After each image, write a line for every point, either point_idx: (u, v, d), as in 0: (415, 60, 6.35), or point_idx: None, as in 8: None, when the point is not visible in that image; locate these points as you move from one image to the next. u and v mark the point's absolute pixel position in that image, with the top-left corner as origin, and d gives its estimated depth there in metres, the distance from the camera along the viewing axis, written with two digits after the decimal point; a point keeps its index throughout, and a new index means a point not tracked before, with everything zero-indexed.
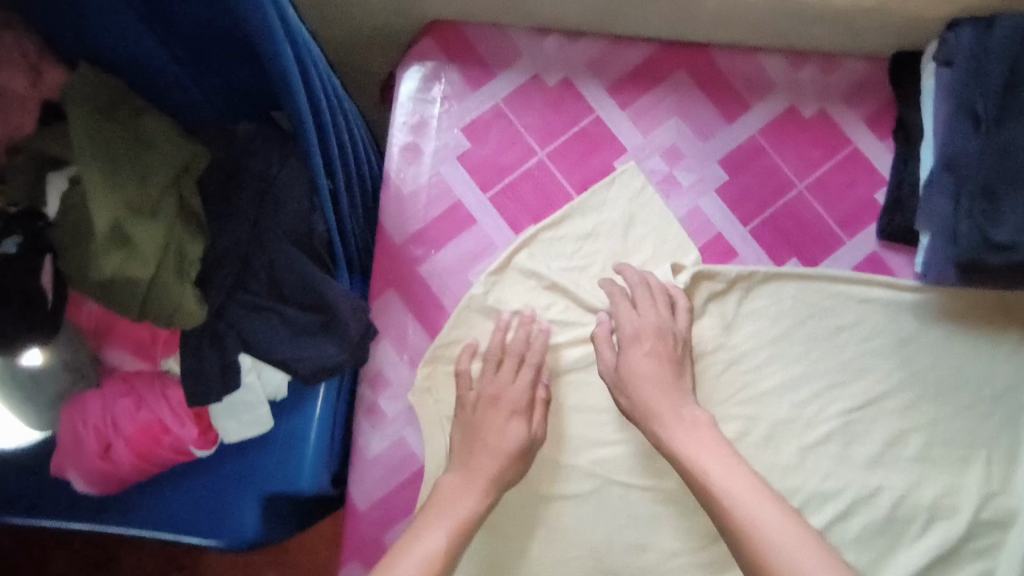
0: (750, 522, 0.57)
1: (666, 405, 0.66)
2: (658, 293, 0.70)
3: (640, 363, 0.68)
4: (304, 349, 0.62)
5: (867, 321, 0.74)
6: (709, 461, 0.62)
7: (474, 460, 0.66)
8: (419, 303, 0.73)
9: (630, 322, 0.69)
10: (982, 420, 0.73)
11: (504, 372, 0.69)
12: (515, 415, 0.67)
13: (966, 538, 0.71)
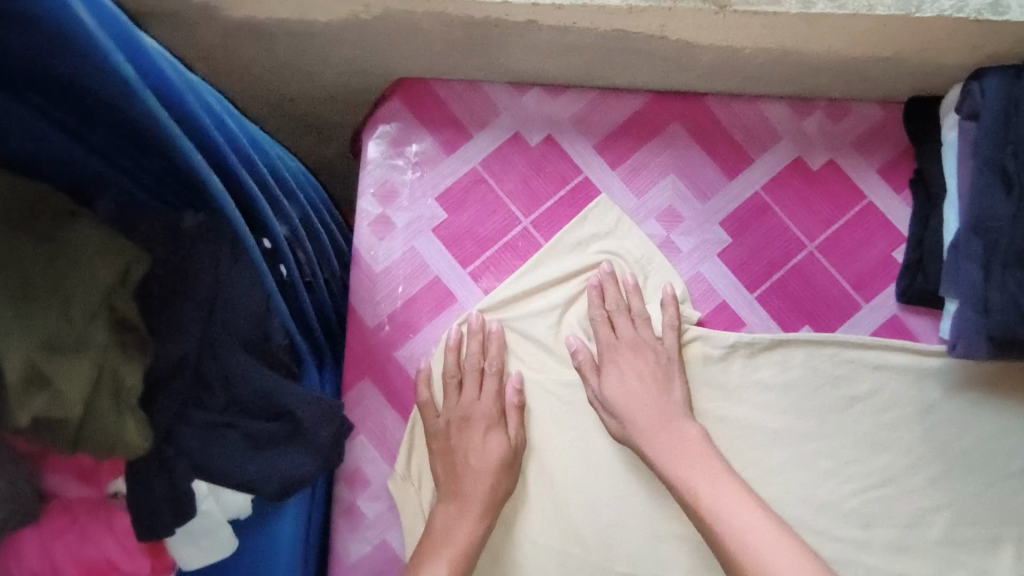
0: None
1: (653, 428, 0.63)
2: (636, 311, 0.66)
3: (621, 388, 0.64)
4: (265, 467, 0.56)
5: (883, 390, 0.66)
6: (716, 498, 0.59)
7: (463, 537, 0.60)
8: (395, 392, 0.67)
9: (608, 343, 0.66)
10: (1012, 494, 0.64)
11: (485, 466, 0.62)
12: (491, 429, 0.63)
13: None
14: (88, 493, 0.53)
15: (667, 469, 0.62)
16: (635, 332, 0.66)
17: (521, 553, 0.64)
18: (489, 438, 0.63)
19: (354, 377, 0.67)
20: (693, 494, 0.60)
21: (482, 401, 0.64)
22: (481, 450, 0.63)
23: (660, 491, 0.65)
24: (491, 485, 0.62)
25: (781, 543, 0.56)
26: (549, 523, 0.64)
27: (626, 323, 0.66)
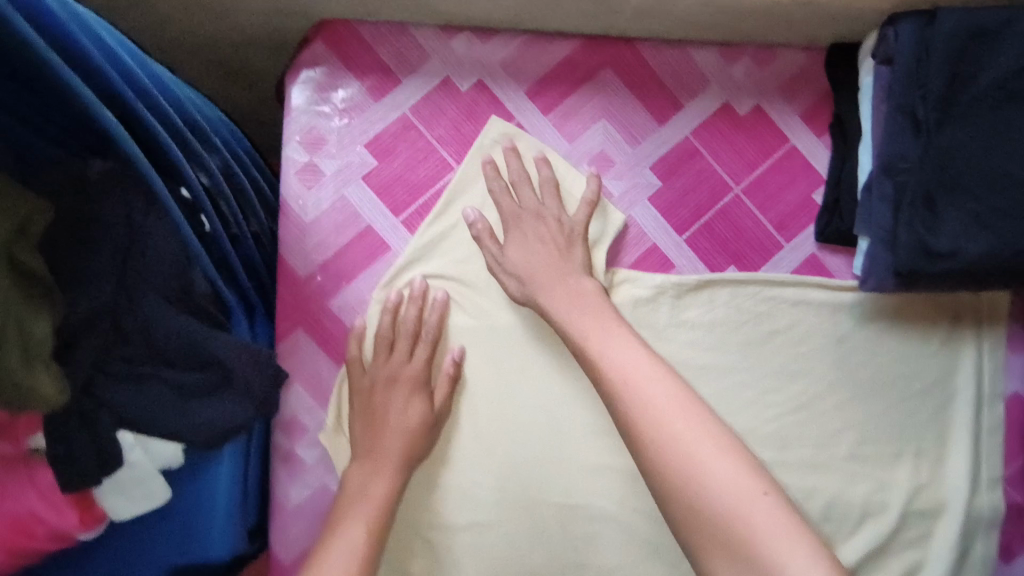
0: (654, 415, 0.55)
1: (557, 293, 0.64)
2: (544, 186, 0.67)
3: (520, 254, 0.65)
4: (181, 419, 0.54)
5: (800, 324, 0.70)
6: (607, 349, 0.60)
7: (378, 492, 0.61)
8: (329, 339, 0.66)
9: (510, 212, 0.67)
10: (911, 412, 0.70)
11: (414, 417, 0.63)
12: (416, 392, 0.64)
13: (898, 530, 0.69)
14: (9, 446, 0.52)
15: (565, 327, 0.62)
16: (538, 204, 0.67)
17: (464, 484, 0.67)
18: (407, 399, 0.64)
19: (288, 327, 0.66)
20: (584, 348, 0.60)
21: (412, 364, 0.65)
22: (401, 408, 0.64)
23: (594, 424, 0.68)
24: (408, 442, 0.63)
25: (663, 387, 0.57)
26: (482, 453, 0.68)
27: (529, 193, 0.67)
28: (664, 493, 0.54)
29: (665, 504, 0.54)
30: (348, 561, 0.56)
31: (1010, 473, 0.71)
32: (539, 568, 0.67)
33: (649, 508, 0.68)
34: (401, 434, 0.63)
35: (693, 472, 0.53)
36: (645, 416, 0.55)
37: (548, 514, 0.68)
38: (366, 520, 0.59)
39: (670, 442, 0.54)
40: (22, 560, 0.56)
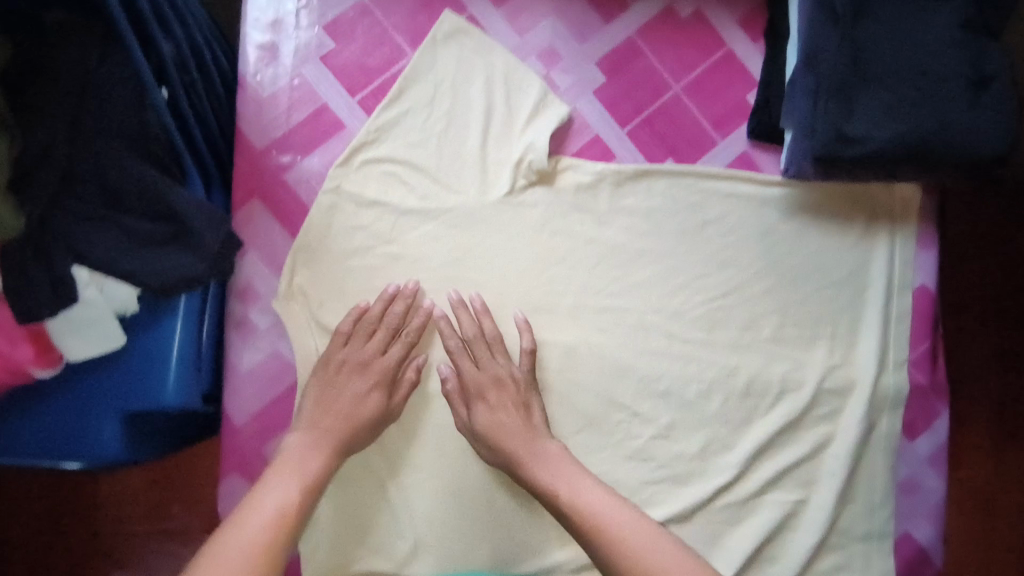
0: (618, 528, 0.58)
1: (517, 435, 0.67)
2: (493, 342, 0.70)
3: (485, 420, 0.67)
4: (151, 262, 0.57)
5: (731, 216, 0.75)
6: (572, 486, 0.62)
7: (313, 468, 0.60)
8: (284, 210, 0.70)
9: (471, 377, 0.69)
10: (827, 300, 0.76)
11: (357, 415, 0.65)
12: (378, 386, 0.67)
13: (811, 405, 0.76)
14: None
15: (532, 480, 0.64)
16: (491, 363, 0.69)
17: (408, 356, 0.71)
18: (367, 381, 0.67)
19: (245, 199, 0.69)
20: (555, 493, 0.63)
21: (385, 358, 0.68)
22: (362, 392, 0.66)
23: (533, 303, 0.73)
24: (350, 431, 0.65)
25: (623, 508, 0.60)
26: (430, 328, 0.71)
27: (485, 355, 0.70)
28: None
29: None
30: (270, 521, 0.53)
31: (914, 356, 0.77)
32: None
33: (585, 382, 0.73)
34: (363, 424, 0.65)
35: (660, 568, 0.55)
36: (604, 532, 0.58)
37: None
38: (296, 481, 0.58)
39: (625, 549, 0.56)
40: None
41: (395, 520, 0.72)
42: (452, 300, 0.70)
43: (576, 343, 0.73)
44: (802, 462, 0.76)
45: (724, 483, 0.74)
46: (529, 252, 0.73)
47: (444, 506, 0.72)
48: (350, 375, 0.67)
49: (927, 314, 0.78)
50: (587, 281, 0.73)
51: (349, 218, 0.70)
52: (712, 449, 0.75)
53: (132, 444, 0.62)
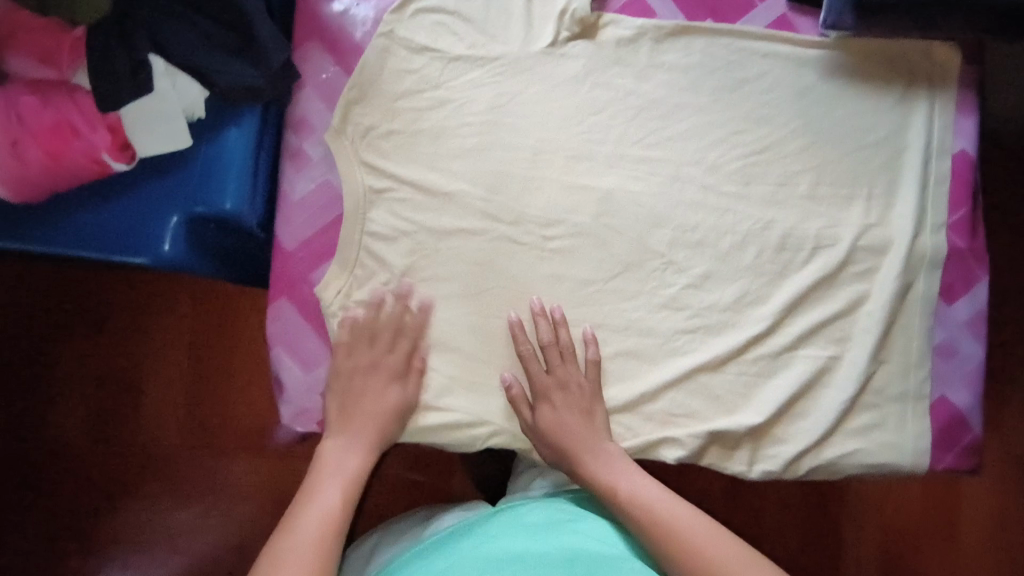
0: (673, 521, 0.66)
1: (579, 429, 0.71)
2: (565, 350, 0.73)
3: (553, 419, 0.71)
4: (223, 65, 0.61)
5: (768, 75, 0.77)
6: (624, 475, 0.70)
7: (351, 467, 0.69)
8: (341, 51, 0.74)
9: (540, 381, 0.73)
10: (865, 161, 0.77)
11: (378, 408, 0.70)
12: (392, 381, 0.72)
13: (846, 263, 0.76)
14: (52, 71, 0.58)
15: (590, 474, 0.70)
16: (562, 369, 0.73)
17: (452, 191, 0.74)
18: (380, 385, 0.71)
19: (305, 42, 0.74)
20: (613, 488, 0.69)
21: (393, 356, 0.72)
22: (376, 393, 0.71)
23: (572, 150, 0.75)
24: (379, 425, 0.70)
25: (679, 505, 0.68)
26: (474, 169, 0.74)
27: (555, 359, 0.73)
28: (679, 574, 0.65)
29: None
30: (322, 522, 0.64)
31: (952, 220, 0.77)
32: (520, 279, 0.75)
33: (621, 228, 0.75)
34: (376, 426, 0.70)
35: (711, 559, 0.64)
36: (657, 524, 0.66)
37: (526, 234, 0.75)
38: (339, 487, 0.67)
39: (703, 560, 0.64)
40: (58, 184, 0.61)
41: (434, 356, 0.74)
42: (533, 306, 0.74)
43: (613, 189, 0.75)
44: (835, 319, 0.76)
45: (757, 333, 0.75)
46: (569, 101, 0.75)
47: (480, 345, 0.75)
48: (366, 379, 0.71)
49: (966, 179, 0.77)
50: (625, 132, 0.76)
51: (399, 62, 0.74)
52: (746, 301, 0.76)
53: (191, 245, 0.66)
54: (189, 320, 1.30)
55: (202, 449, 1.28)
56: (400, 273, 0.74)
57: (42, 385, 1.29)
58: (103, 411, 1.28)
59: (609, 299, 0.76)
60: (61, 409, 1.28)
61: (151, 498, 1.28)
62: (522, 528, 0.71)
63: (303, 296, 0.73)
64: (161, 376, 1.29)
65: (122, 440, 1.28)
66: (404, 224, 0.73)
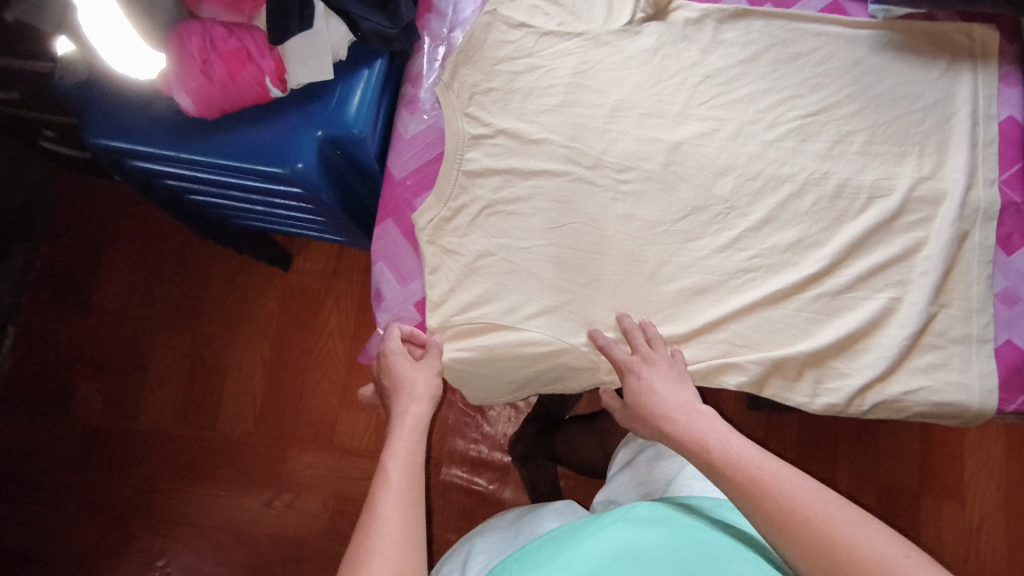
0: (779, 486, 0.57)
1: (668, 396, 0.71)
2: (653, 338, 0.76)
3: (640, 387, 0.73)
4: (365, 11, 0.76)
5: (822, 50, 0.86)
6: (709, 431, 0.66)
7: (411, 422, 0.70)
8: (454, 24, 0.89)
9: (625, 356, 0.75)
10: (915, 124, 0.83)
11: (410, 373, 0.75)
12: (399, 356, 0.76)
13: (901, 211, 0.81)
14: (237, 14, 0.74)
15: (677, 432, 0.68)
16: (649, 350, 0.75)
17: (539, 138, 0.83)
18: (404, 362, 0.76)
19: (424, 17, 0.89)
20: (706, 447, 0.64)
21: (391, 341, 0.77)
22: (398, 371, 0.75)
23: (645, 109, 0.85)
24: (428, 383, 0.74)
25: (789, 472, 0.59)
26: (557, 121, 0.84)
27: (643, 345, 0.76)
28: (785, 545, 0.55)
29: (783, 550, 0.55)
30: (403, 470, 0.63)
31: (1005, 177, 0.82)
32: (595, 215, 0.81)
33: (688, 175, 0.83)
34: (406, 397, 0.73)
35: (834, 533, 0.53)
36: (755, 485, 0.59)
37: (597, 178, 0.82)
38: (403, 443, 0.67)
39: (801, 509, 0.55)
40: (230, 102, 0.77)
41: (515, 280, 0.80)
42: (619, 317, 0.78)
43: (681, 142, 0.83)
44: (893, 262, 0.80)
45: (818, 271, 0.79)
46: (645, 69, 0.86)
47: (559, 275, 0.80)
48: (398, 358, 0.76)
49: (1014, 142, 0.83)
50: (693, 95, 0.85)
51: (499, 34, 0.87)
52: (805, 243, 0.81)
53: (320, 161, 0.79)
54: (275, 316, 1.38)
55: (270, 436, 1.34)
56: (489, 203, 0.82)
57: (134, 368, 1.37)
58: (186, 396, 1.36)
59: (678, 239, 0.81)
60: (151, 388, 1.37)
61: (218, 486, 1.32)
62: (629, 521, 0.69)
63: (406, 220, 0.83)
64: (243, 367, 1.37)
65: (199, 425, 1.35)
66: (497, 165, 0.82)
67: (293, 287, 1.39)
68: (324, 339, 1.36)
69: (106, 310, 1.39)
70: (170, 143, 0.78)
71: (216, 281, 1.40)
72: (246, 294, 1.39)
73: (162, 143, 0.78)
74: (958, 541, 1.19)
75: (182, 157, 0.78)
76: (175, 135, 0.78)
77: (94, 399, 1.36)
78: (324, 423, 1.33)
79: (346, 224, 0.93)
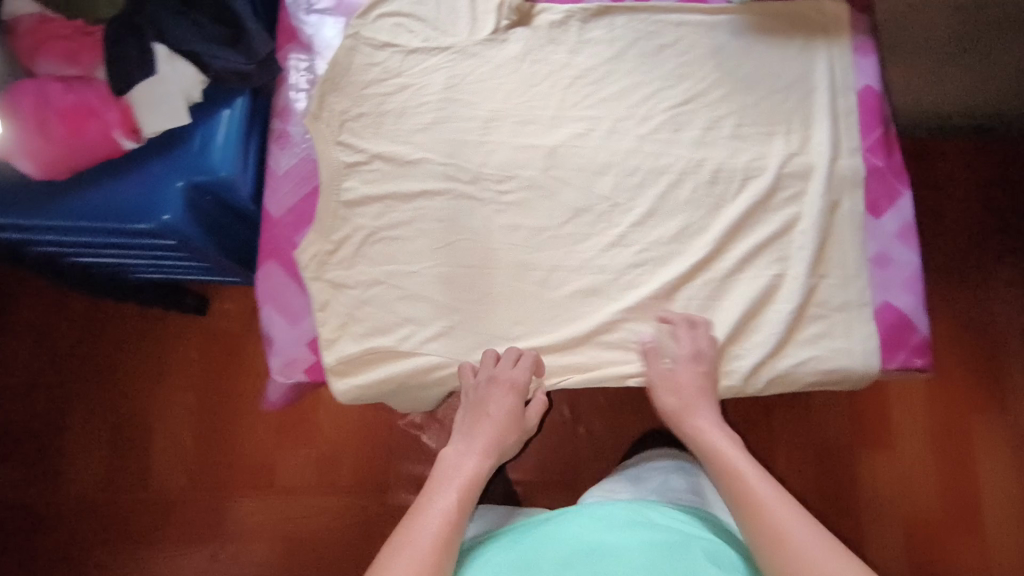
0: (777, 512, 0.66)
1: (693, 391, 0.79)
2: (699, 330, 0.79)
3: (682, 377, 0.78)
4: (216, 50, 0.74)
5: (685, 39, 0.87)
6: (727, 446, 0.77)
7: (470, 466, 0.77)
8: (316, 50, 0.86)
9: (674, 347, 0.78)
10: (781, 102, 0.86)
11: (500, 412, 0.79)
12: (512, 390, 0.76)
13: (775, 188, 0.83)
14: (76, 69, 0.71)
15: (703, 439, 0.78)
16: (697, 342, 0.78)
17: (415, 159, 0.82)
18: (508, 398, 0.77)
19: (286, 48, 0.87)
20: (730, 465, 0.74)
21: (515, 369, 0.77)
22: (498, 403, 0.77)
23: (519, 117, 0.84)
24: (496, 436, 0.80)
25: (783, 502, 0.68)
26: (432, 139, 0.83)
27: (685, 336, 0.78)
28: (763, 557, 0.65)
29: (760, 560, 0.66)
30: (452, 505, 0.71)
31: (867, 144, 0.85)
32: (482, 230, 0.81)
33: (568, 178, 0.83)
34: (499, 430, 0.80)
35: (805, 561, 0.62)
36: (749, 494, 0.69)
37: (478, 193, 0.82)
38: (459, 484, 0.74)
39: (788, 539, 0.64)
40: (80, 160, 0.72)
41: (407, 305, 0.79)
42: (662, 315, 0.80)
43: (557, 146, 0.83)
44: (773, 240, 0.82)
45: (702, 258, 0.80)
46: (514, 76, 0.85)
47: (451, 295, 0.79)
48: (494, 398, 0.77)
49: (874, 109, 0.86)
50: (564, 98, 0.85)
51: (363, 56, 0.85)
52: (688, 232, 0.82)
53: (189, 210, 0.76)
54: (194, 364, 1.33)
55: (204, 486, 1.29)
56: (373, 231, 0.80)
57: (50, 436, 1.31)
58: (110, 461, 1.30)
59: (566, 243, 0.81)
60: (70, 454, 1.30)
61: (157, 548, 1.28)
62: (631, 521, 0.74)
63: (288, 258, 0.81)
64: (167, 420, 1.32)
65: (127, 486, 1.29)
66: (376, 191, 0.81)
67: (211, 331, 1.34)
68: (248, 378, 1.33)
69: (12, 379, 1.32)
70: (22, 210, 0.73)
71: (127, 334, 1.34)
72: (158, 343, 1.34)
73: (13, 211, 0.73)
74: (896, 488, 1.25)
75: (37, 223, 0.74)
76: (27, 201, 0.74)
77: (10, 473, 1.30)
78: (262, 466, 1.30)
79: (235, 267, 0.90)
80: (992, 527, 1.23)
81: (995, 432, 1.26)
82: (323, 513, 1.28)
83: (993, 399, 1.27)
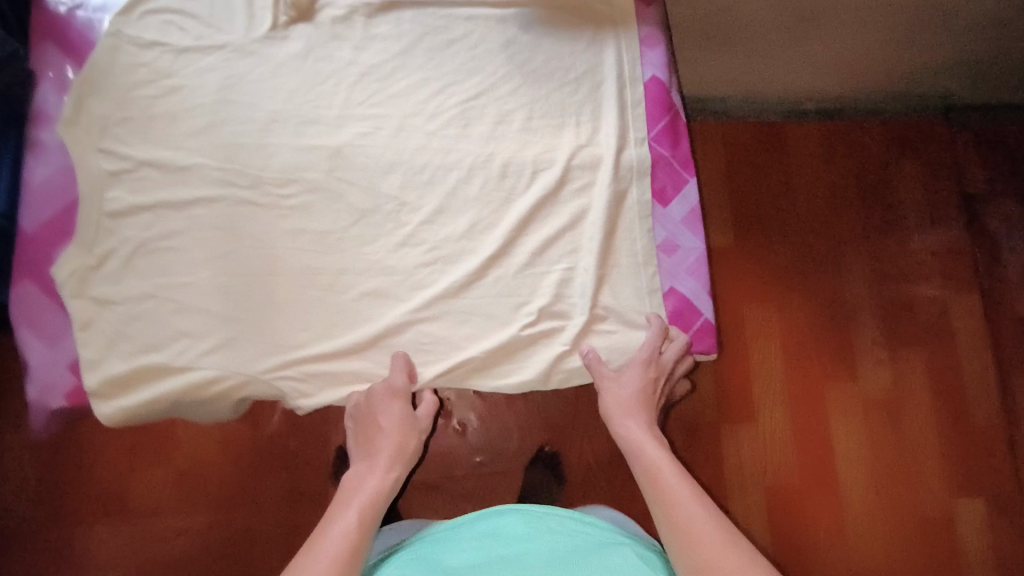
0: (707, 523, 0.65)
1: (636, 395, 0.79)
2: (657, 334, 0.80)
3: (630, 381, 0.80)
4: None
5: (473, 34, 0.87)
6: (648, 441, 0.77)
7: (372, 482, 0.74)
8: (76, 49, 0.81)
9: (642, 348, 0.80)
10: (569, 94, 0.86)
11: (392, 423, 0.77)
12: (397, 398, 0.77)
13: (563, 180, 0.83)
14: None
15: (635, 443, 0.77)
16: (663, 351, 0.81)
17: (187, 164, 0.78)
18: (394, 405, 0.77)
19: (42, 47, 0.80)
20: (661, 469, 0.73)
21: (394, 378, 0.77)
22: (387, 412, 0.77)
23: (302, 117, 0.81)
24: (400, 440, 0.78)
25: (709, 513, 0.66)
26: (206, 144, 0.79)
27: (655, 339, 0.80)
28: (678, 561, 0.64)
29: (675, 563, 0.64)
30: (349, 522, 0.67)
31: (654, 134, 0.86)
32: (263, 237, 0.78)
33: (356, 179, 0.81)
34: (398, 438, 0.78)
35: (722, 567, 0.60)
36: (677, 503, 0.68)
37: (257, 198, 0.79)
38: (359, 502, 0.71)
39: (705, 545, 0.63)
40: None
41: (181, 319, 0.75)
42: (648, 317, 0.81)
43: (342, 146, 0.81)
44: (563, 233, 0.82)
45: (491, 254, 0.80)
46: (295, 74, 0.82)
47: (231, 306, 0.76)
48: (388, 406, 0.77)
49: (661, 99, 0.87)
50: (350, 96, 0.83)
51: (129, 57, 0.80)
52: (478, 228, 0.82)
53: None
54: None
55: None
56: (142, 242, 0.76)
57: None
58: None
59: (354, 246, 0.80)
60: None
61: None
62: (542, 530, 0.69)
63: (46, 277, 0.75)
64: None
65: None
66: (145, 200, 0.77)
67: None
68: None
69: None
70: None
71: None
72: None
73: None
74: (760, 460, 1.06)
75: None
76: None
77: None
78: (103, 492, 0.99)
79: None
80: (852, 500, 1.05)
81: (852, 399, 1.08)
82: (183, 538, 0.99)
83: (850, 359, 1.09)
